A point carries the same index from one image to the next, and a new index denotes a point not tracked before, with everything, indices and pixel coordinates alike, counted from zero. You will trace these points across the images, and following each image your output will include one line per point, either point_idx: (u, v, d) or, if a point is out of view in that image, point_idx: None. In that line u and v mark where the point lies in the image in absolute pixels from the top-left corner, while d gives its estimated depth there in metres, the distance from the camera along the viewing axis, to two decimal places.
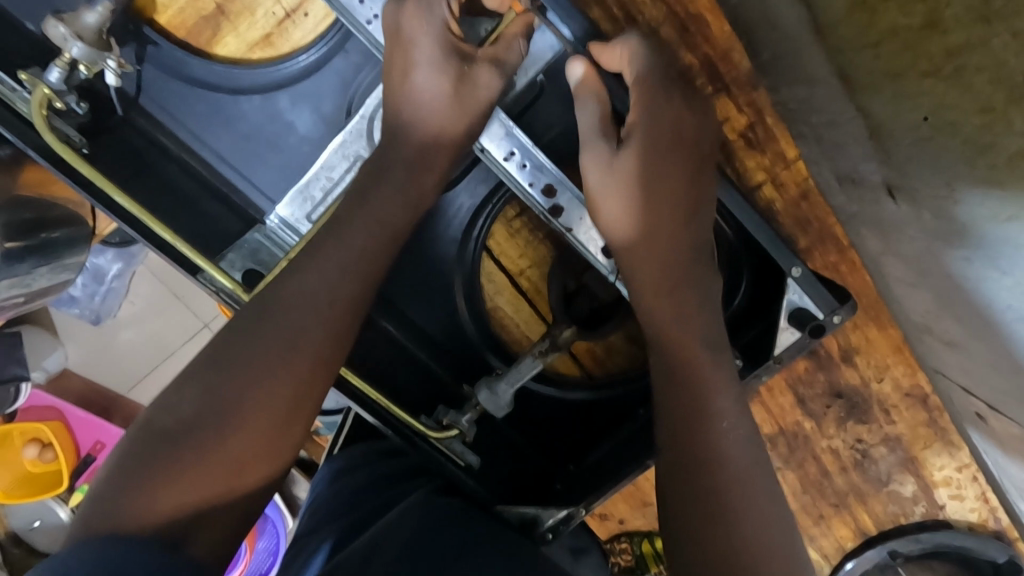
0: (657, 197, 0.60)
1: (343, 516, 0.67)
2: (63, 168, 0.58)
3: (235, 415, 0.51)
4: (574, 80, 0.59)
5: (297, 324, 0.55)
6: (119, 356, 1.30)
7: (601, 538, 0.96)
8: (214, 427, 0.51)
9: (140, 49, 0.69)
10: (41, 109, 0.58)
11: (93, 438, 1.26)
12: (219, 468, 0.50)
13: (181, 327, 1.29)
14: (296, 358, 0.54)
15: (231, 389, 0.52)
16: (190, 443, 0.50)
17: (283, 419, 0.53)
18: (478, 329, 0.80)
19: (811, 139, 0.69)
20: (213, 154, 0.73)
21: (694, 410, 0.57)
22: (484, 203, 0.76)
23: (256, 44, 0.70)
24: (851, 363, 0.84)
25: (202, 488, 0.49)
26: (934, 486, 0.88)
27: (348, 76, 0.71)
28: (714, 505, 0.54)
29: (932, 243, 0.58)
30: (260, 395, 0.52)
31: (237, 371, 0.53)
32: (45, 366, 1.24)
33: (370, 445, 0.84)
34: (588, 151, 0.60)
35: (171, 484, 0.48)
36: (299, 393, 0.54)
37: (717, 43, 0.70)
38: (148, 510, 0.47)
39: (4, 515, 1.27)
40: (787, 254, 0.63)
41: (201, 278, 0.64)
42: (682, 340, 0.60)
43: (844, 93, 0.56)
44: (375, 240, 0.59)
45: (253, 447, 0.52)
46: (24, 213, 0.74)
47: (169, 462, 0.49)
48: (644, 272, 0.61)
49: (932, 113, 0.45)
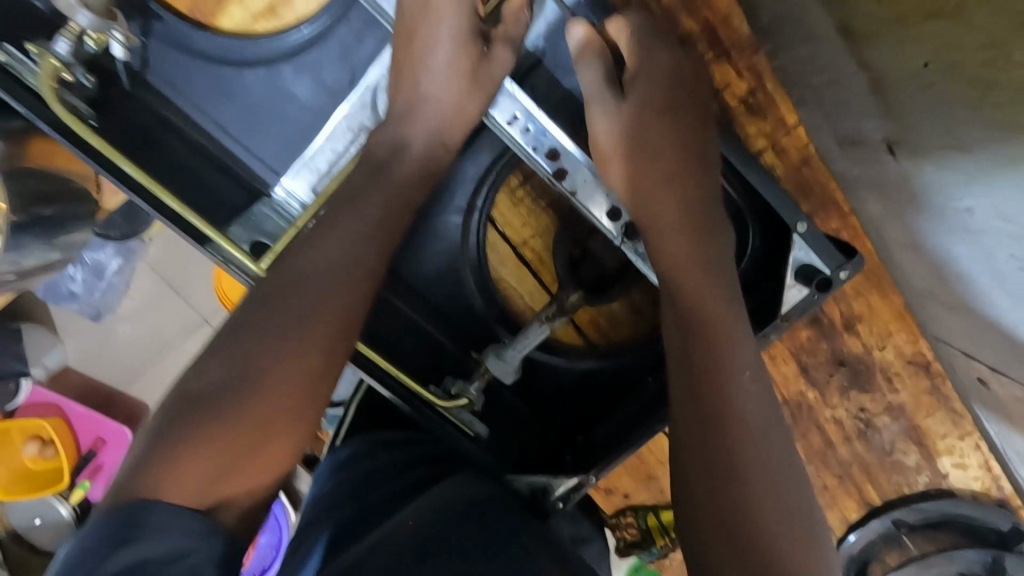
0: (651, 160, 0.63)
1: (346, 505, 0.66)
2: (72, 139, 0.59)
3: (255, 377, 0.52)
4: (576, 43, 0.63)
5: (307, 282, 0.55)
6: (116, 353, 1.29)
7: (607, 513, 0.97)
8: (240, 390, 0.51)
9: (146, 25, 0.69)
10: (50, 81, 0.59)
11: (93, 435, 1.24)
12: (248, 434, 0.50)
13: (179, 323, 1.29)
14: (316, 320, 0.54)
15: (256, 353, 0.52)
16: (214, 418, 0.50)
17: (309, 383, 0.53)
18: (484, 300, 0.80)
19: (812, 104, 0.70)
20: (218, 128, 0.73)
21: (709, 365, 0.54)
22: (489, 170, 0.76)
23: (260, 14, 0.70)
24: (853, 330, 0.84)
25: (229, 459, 0.49)
26: (938, 455, 0.88)
27: (350, 46, 0.71)
28: (763, 482, 0.50)
29: (933, 197, 0.59)
30: (284, 355, 0.53)
31: (255, 336, 0.53)
32: (45, 363, 1.27)
33: (372, 436, 0.84)
34: (596, 107, 0.63)
35: (196, 455, 0.48)
36: (322, 360, 0.54)
37: (717, 8, 0.70)
38: (176, 485, 0.47)
39: (5, 512, 1.28)
40: (794, 211, 0.65)
41: (209, 248, 0.65)
42: (699, 286, 0.58)
43: (845, 48, 0.56)
44: (382, 199, 0.59)
45: (274, 412, 0.52)
46: (28, 185, 0.73)
47: (191, 436, 0.49)
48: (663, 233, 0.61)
49: (935, 57, 0.46)
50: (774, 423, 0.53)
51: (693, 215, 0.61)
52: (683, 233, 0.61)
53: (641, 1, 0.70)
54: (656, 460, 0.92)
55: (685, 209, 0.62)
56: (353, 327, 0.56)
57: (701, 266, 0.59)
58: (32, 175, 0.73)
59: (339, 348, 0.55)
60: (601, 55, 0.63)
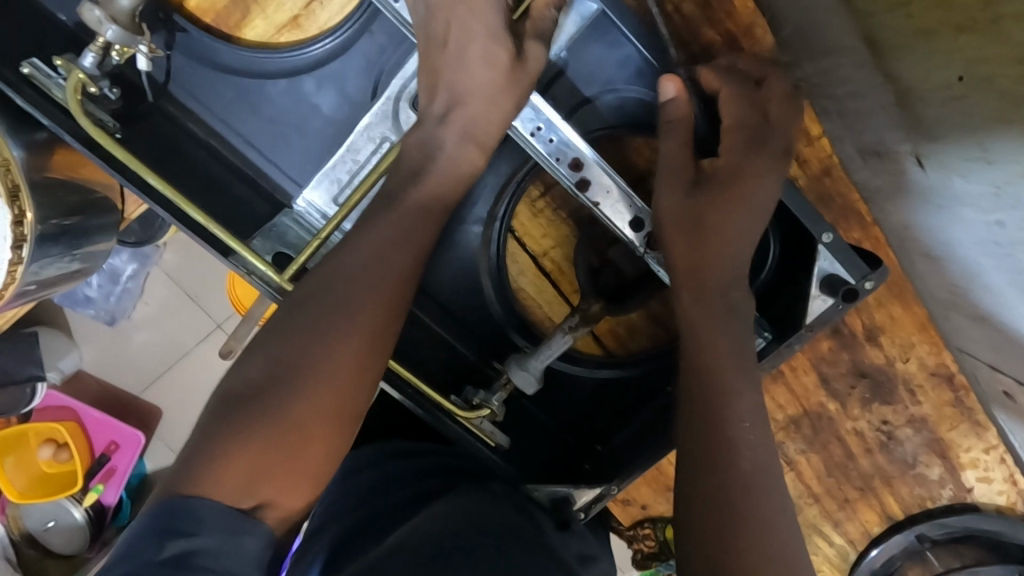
0: (715, 230, 0.62)
1: (348, 516, 0.63)
2: (100, 153, 0.60)
3: (291, 384, 0.52)
4: (666, 99, 0.62)
5: (340, 292, 0.55)
6: (132, 356, 1.30)
7: (624, 524, 0.96)
8: (279, 394, 0.51)
9: (169, 37, 0.70)
10: (76, 94, 0.60)
11: (108, 438, 1.25)
12: (284, 440, 0.51)
13: (192, 327, 1.29)
14: (349, 330, 0.54)
15: (293, 359, 0.52)
16: (254, 423, 0.50)
17: (347, 390, 0.53)
18: (504, 308, 0.80)
19: (834, 115, 0.69)
20: (241, 138, 0.73)
21: (710, 400, 0.57)
22: (509, 180, 0.76)
23: (284, 27, 0.71)
24: (876, 342, 0.83)
25: (260, 466, 0.49)
26: (961, 468, 0.87)
27: (373, 57, 0.71)
28: (769, 511, 0.53)
29: (961, 210, 0.58)
30: (324, 363, 0.52)
31: (287, 341, 0.53)
32: (60, 367, 1.26)
33: (382, 444, 0.79)
34: (665, 181, 0.63)
35: (234, 457, 0.49)
36: (360, 368, 0.54)
37: (739, 18, 0.69)
38: (217, 490, 0.47)
39: (18, 516, 1.28)
40: (819, 221, 0.64)
41: (233, 259, 0.65)
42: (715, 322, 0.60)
43: (871, 61, 0.56)
44: (411, 206, 0.59)
45: (305, 420, 0.51)
46: (72, 197, 0.74)
47: (231, 440, 0.50)
48: (693, 257, 0.62)
49: (968, 71, 0.46)
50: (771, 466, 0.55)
51: (723, 251, 0.62)
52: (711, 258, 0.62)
53: (662, 12, 0.70)
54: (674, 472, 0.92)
55: (740, 259, 0.63)
56: (379, 336, 0.55)
57: (722, 313, 0.61)
58: (73, 188, 0.74)
59: (374, 355, 0.55)
60: (685, 121, 0.61)
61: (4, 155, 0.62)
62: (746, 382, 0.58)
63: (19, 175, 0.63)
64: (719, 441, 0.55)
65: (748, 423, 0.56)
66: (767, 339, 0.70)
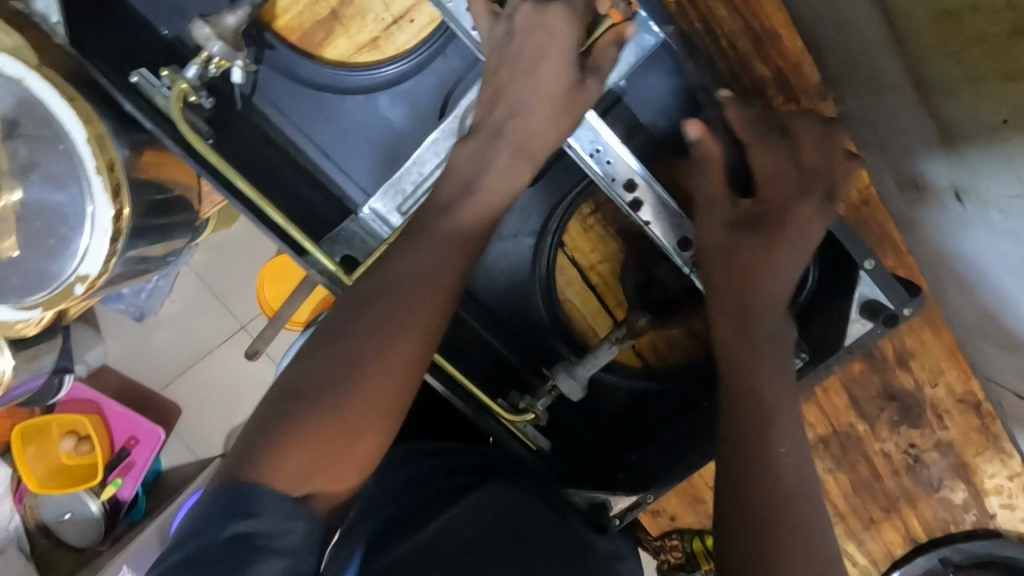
0: (759, 250, 0.64)
1: (389, 508, 0.66)
2: (195, 156, 0.65)
3: (347, 382, 0.54)
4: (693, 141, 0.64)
5: (403, 297, 0.56)
6: (156, 353, 1.35)
7: (653, 534, 0.99)
8: (334, 392, 0.54)
9: (258, 52, 0.75)
10: (179, 103, 0.65)
11: (128, 433, 1.29)
12: (338, 436, 0.53)
13: (217, 328, 1.34)
14: (403, 335, 0.56)
15: (351, 357, 0.55)
16: (310, 416, 0.53)
17: (398, 389, 0.56)
18: (550, 317, 0.85)
19: (877, 149, 0.74)
20: (314, 146, 0.79)
21: (743, 427, 0.58)
22: (563, 198, 0.80)
23: (363, 47, 0.76)
24: (906, 366, 0.86)
25: (316, 461, 0.52)
26: (985, 494, 0.89)
27: (445, 77, 0.76)
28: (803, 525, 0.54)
29: (998, 243, 0.62)
30: (379, 363, 0.55)
31: (350, 341, 0.56)
32: (87, 361, 1.31)
33: (417, 441, 0.80)
34: (708, 212, 0.65)
35: (290, 446, 0.52)
36: (409, 370, 0.56)
37: (789, 56, 0.74)
38: (272, 481, 0.50)
39: (36, 506, 1.30)
40: (863, 248, 0.68)
41: (306, 259, 0.70)
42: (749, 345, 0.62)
43: (919, 101, 0.60)
44: (472, 217, 0.61)
45: (356, 419, 0.54)
46: (159, 196, 0.79)
47: (288, 430, 0.52)
48: (732, 279, 0.64)
49: (1012, 115, 0.50)
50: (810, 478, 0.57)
51: (763, 272, 0.64)
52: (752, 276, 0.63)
53: (717, 47, 0.75)
54: (705, 484, 0.95)
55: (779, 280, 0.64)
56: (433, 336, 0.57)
57: (762, 330, 0.62)
58: (160, 189, 0.79)
59: (426, 355, 0.57)
60: (717, 159, 0.64)
61: (111, 155, 0.67)
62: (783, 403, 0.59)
63: (121, 173, 0.68)
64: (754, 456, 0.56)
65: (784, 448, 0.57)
66: (805, 359, 0.74)
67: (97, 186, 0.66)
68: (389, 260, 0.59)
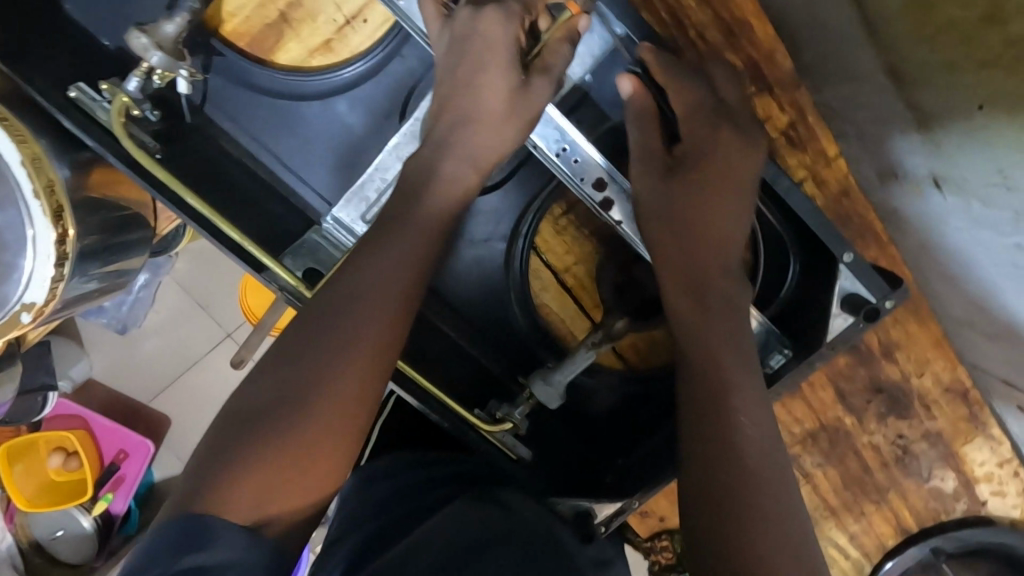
0: (712, 242, 0.62)
1: (373, 522, 0.65)
2: (141, 173, 0.62)
3: (298, 406, 0.53)
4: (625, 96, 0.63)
5: (356, 317, 0.55)
6: (144, 366, 1.31)
7: (641, 536, 0.98)
8: (286, 415, 0.52)
9: (206, 60, 0.72)
10: (120, 117, 0.62)
11: (116, 447, 1.26)
12: (291, 459, 0.51)
13: (205, 335, 1.30)
14: (354, 351, 0.54)
15: (303, 380, 0.53)
16: (260, 442, 0.51)
17: (352, 408, 0.54)
18: (528, 322, 0.82)
19: (854, 138, 0.71)
20: (271, 156, 0.76)
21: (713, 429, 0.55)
22: (533, 200, 0.78)
23: (316, 50, 0.72)
24: (891, 357, 0.85)
25: (271, 487, 0.50)
26: (975, 482, 0.88)
27: (403, 79, 0.73)
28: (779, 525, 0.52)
29: (980, 232, 0.60)
30: (329, 382, 0.53)
31: (306, 362, 0.54)
32: (71, 375, 1.28)
33: (398, 454, 0.81)
34: (641, 176, 0.63)
35: (243, 474, 0.50)
36: (363, 385, 0.54)
37: (761, 44, 0.72)
38: (225, 512, 0.48)
39: (25, 524, 1.28)
40: (841, 241, 0.65)
41: (265, 275, 0.67)
42: (722, 343, 0.59)
43: (893, 88, 0.58)
44: (427, 228, 0.59)
45: (309, 441, 0.52)
46: (110, 215, 0.76)
47: (240, 457, 0.51)
48: (694, 273, 0.62)
49: (989, 102, 0.48)
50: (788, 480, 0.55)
51: (723, 271, 0.62)
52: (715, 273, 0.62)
53: (686, 38, 0.71)
54: None
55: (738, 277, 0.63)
56: (386, 349, 0.56)
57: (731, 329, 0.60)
58: (110, 206, 0.76)
59: (380, 372, 0.55)
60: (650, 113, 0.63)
61: (50, 176, 0.64)
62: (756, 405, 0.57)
63: (62, 195, 0.65)
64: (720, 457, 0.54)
65: (747, 418, 0.56)
66: (788, 355, 0.71)
67: (36, 211, 0.63)
68: (347, 276, 0.57)
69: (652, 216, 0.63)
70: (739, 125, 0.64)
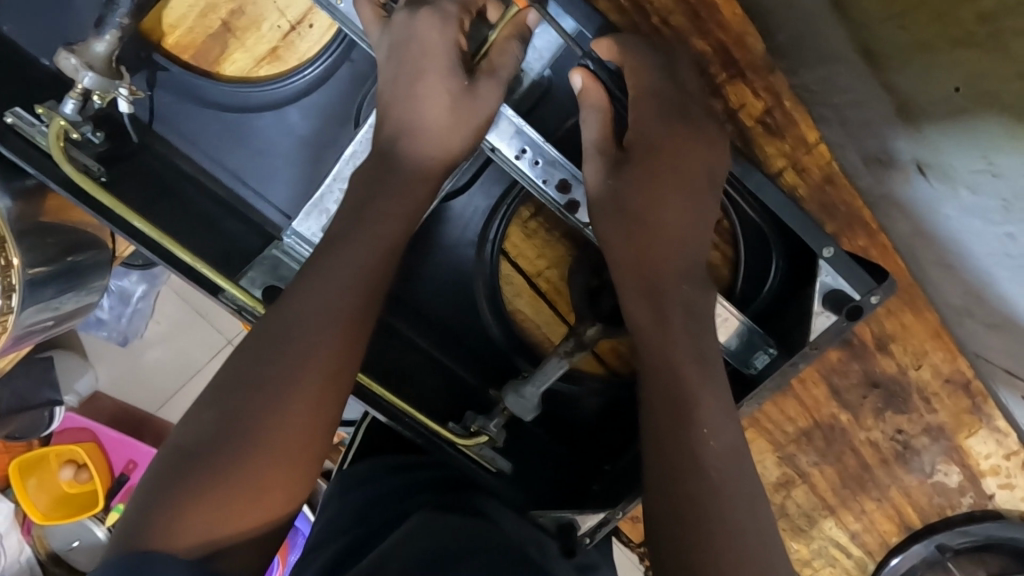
0: (678, 246, 0.59)
1: (352, 530, 0.65)
2: (83, 198, 0.59)
3: (242, 438, 0.50)
4: (581, 90, 0.59)
5: (301, 342, 0.52)
6: (147, 376, 1.29)
7: (635, 542, 0.95)
8: (231, 448, 0.49)
9: (151, 76, 0.70)
10: (58, 141, 0.59)
11: (126, 457, 1.25)
12: (241, 493, 0.49)
13: (203, 344, 1.28)
14: (303, 378, 0.51)
15: (247, 410, 0.50)
16: (205, 469, 0.49)
17: (304, 434, 0.51)
18: (502, 331, 0.79)
19: (834, 122, 0.67)
20: (226, 172, 0.73)
21: (683, 437, 0.52)
22: (499, 203, 0.75)
23: (263, 59, 0.70)
24: (886, 350, 0.81)
25: (217, 517, 0.48)
26: (981, 475, 0.84)
27: (354, 84, 0.70)
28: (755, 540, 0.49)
29: (970, 221, 0.55)
30: (276, 411, 0.50)
31: (250, 393, 0.51)
32: (77, 390, 1.27)
33: (375, 459, 0.79)
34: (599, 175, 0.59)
35: (187, 506, 0.48)
36: (315, 410, 0.52)
37: (729, 28, 0.67)
38: (170, 546, 0.46)
39: (44, 535, 1.28)
40: (820, 235, 0.61)
41: (222, 297, 0.64)
42: (691, 353, 0.55)
43: (868, 71, 0.53)
44: (376, 245, 0.56)
45: (260, 468, 0.49)
46: (59, 240, 0.73)
47: (184, 486, 0.48)
48: (664, 275, 0.58)
49: (965, 84, 0.44)
50: (761, 493, 0.52)
51: (691, 275, 0.59)
52: (684, 276, 0.58)
53: (650, 26, 0.67)
54: None
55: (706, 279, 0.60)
56: (338, 374, 0.53)
57: (702, 336, 0.57)
58: (53, 232, 0.72)
59: (332, 399, 0.53)
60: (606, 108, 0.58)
61: None
62: (728, 416, 0.54)
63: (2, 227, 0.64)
64: (689, 470, 0.51)
65: (708, 428, 0.53)
66: (773, 354, 0.67)
67: None
68: (293, 298, 0.54)
69: (614, 218, 0.58)
70: (705, 117, 0.60)
